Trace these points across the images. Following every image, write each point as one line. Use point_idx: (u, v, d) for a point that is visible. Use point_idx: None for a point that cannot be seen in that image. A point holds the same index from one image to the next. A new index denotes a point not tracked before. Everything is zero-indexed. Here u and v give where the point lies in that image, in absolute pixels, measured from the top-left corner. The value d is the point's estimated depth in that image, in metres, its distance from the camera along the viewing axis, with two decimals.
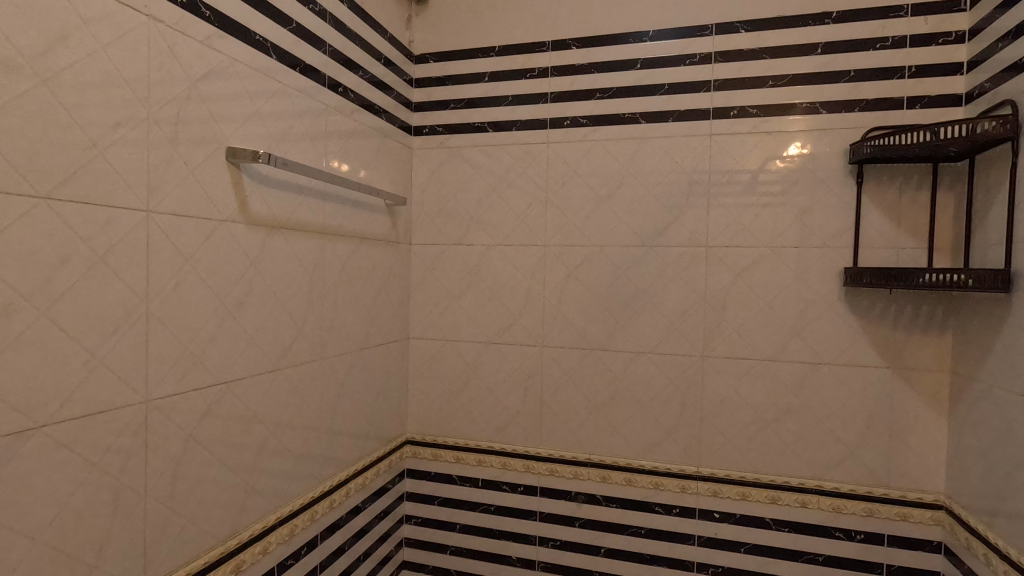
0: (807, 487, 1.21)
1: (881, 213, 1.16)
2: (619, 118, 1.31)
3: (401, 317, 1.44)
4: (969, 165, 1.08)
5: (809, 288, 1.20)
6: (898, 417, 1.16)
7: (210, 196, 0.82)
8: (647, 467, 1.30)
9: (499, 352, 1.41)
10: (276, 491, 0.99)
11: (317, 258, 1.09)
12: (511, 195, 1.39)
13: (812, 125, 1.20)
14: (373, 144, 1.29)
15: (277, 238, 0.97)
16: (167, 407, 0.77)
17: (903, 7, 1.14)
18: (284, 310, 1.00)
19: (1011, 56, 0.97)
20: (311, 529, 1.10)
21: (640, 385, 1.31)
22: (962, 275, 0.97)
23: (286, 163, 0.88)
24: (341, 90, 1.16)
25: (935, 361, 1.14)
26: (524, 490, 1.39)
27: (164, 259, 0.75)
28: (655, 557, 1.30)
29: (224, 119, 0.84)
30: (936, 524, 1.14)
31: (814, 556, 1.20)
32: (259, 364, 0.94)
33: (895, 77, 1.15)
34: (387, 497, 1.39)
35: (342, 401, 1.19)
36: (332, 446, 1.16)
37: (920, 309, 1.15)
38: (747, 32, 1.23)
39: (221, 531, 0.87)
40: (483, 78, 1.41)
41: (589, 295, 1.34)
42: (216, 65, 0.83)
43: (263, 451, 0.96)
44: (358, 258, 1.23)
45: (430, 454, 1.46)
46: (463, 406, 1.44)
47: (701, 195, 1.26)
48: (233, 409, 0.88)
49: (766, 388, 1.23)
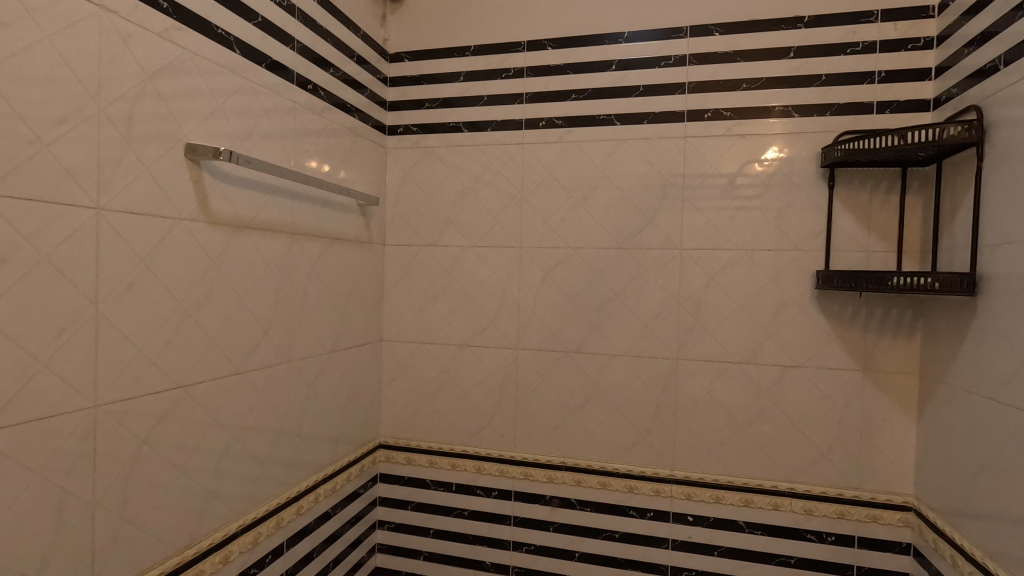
0: (780, 489, 1.21)
1: (853, 216, 1.17)
2: (595, 119, 1.31)
3: (374, 319, 1.41)
4: (937, 169, 1.10)
5: (782, 291, 1.21)
6: (869, 419, 1.17)
7: (167, 193, 0.79)
8: (621, 471, 1.29)
9: (473, 355, 1.39)
10: (239, 498, 0.96)
11: (284, 258, 1.06)
12: (486, 195, 1.38)
13: (785, 129, 1.20)
14: (345, 142, 1.27)
15: (240, 237, 0.94)
16: (119, 412, 0.74)
17: (874, 12, 1.15)
18: (249, 312, 0.97)
19: (976, 63, 0.98)
20: (277, 536, 1.07)
21: (614, 388, 1.30)
22: (929, 277, 0.98)
23: (249, 161, 0.85)
24: (311, 88, 1.13)
25: (904, 363, 1.15)
26: (498, 494, 1.37)
27: (117, 258, 0.72)
28: (629, 561, 1.29)
29: (183, 114, 0.82)
30: (905, 525, 1.15)
31: (787, 559, 1.20)
32: (220, 367, 0.91)
33: (866, 81, 1.16)
34: (359, 502, 1.36)
35: (311, 405, 1.17)
36: (300, 450, 1.13)
37: (890, 311, 1.16)
38: (721, 35, 1.23)
39: (179, 540, 0.84)
40: (458, 78, 1.40)
41: (565, 297, 1.33)
42: (174, 59, 0.80)
43: (225, 457, 0.93)
44: (328, 259, 1.21)
45: (403, 458, 1.44)
46: (437, 409, 1.42)
47: (675, 197, 1.26)
48: (191, 414, 0.85)
49: (740, 391, 1.23)
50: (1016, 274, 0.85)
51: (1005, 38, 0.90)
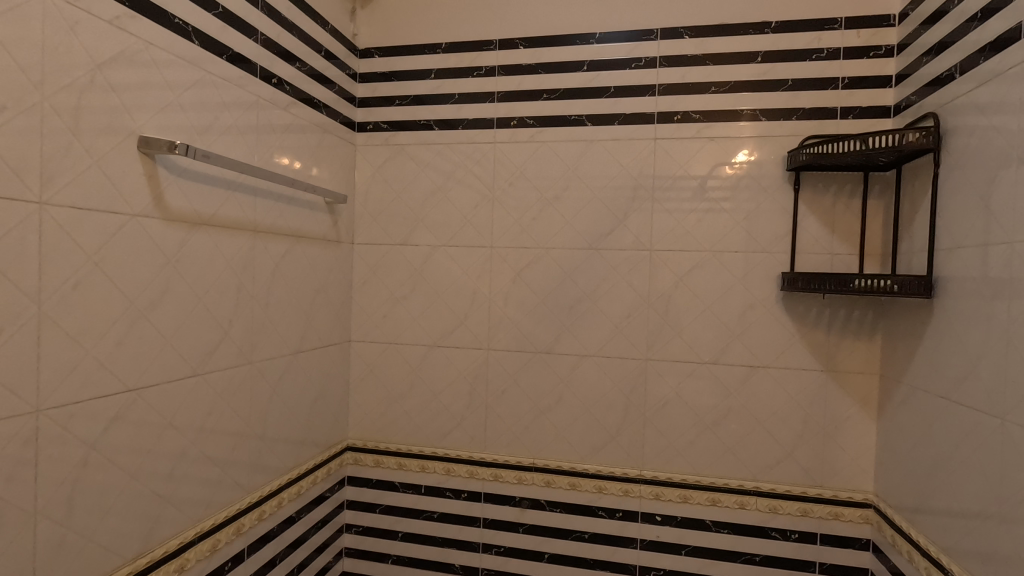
0: (745, 488, 1.22)
1: (817, 219, 1.19)
2: (566, 120, 1.30)
3: (342, 320, 1.39)
4: (897, 174, 1.12)
5: (748, 292, 1.22)
6: (831, 418, 1.19)
7: (118, 187, 0.76)
8: (590, 471, 1.29)
9: (443, 356, 1.38)
10: (196, 503, 0.93)
11: (246, 257, 1.03)
12: (457, 194, 1.37)
13: (753, 132, 1.22)
14: (312, 139, 1.24)
15: (199, 234, 0.91)
16: (63, 416, 0.70)
17: (837, 19, 1.18)
18: (208, 312, 0.94)
19: (934, 71, 1.01)
20: (238, 542, 1.04)
21: (584, 388, 1.30)
22: (889, 280, 1.00)
23: (208, 155, 0.83)
24: (276, 82, 1.10)
25: (865, 364, 1.18)
26: (468, 496, 1.36)
27: (62, 255, 0.69)
28: (598, 561, 1.29)
29: (135, 106, 0.78)
30: (865, 522, 1.18)
31: (752, 556, 1.22)
32: (175, 368, 0.88)
33: (830, 87, 1.18)
34: (325, 506, 1.34)
35: (275, 406, 1.14)
36: (263, 454, 1.10)
37: (852, 313, 1.18)
38: (691, 38, 1.24)
39: (130, 549, 0.81)
40: (428, 75, 1.38)
41: (536, 297, 1.33)
42: (126, 48, 0.77)
43: (180, 461, 0.90)
44: (293, 258, 1.18)
45: (372, 460, 1.42)
46: (406, 411, 1.40)
47: (645, 199, 1.27)
48: (144, 417, 0.82)
49: (707, 392, 1.24)
50: (971, 277, 0.87)
51: (961, 47, 0.93)
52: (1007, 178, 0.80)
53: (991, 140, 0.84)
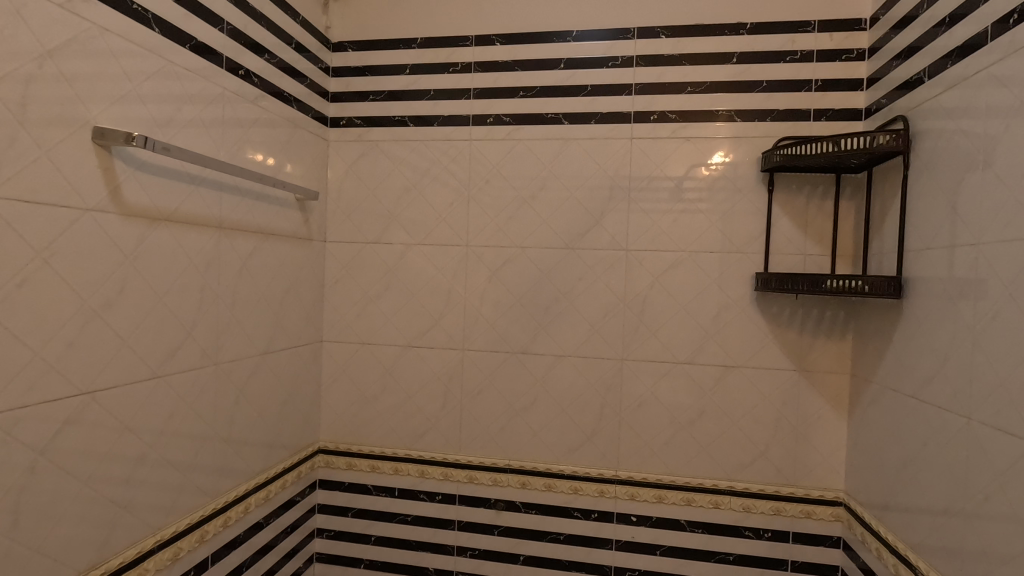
0: (720, 488, 1.23)
1: (791, 220, 1.20)
2: (543, 118, 1.29)
3: (313, 320, 1.35)
4: (868, 176, 1.14)
5: (723, 292, 1.23)
6: (804, 418, 1.20)
7: (70, 180, 0.72)
8: (566, 472, 1.28)
9: (418, 356, 1.36)
10: (156, 510, 0.90)
11: (211, 254, 0.99)
12: (433, 192, 1.35)
13: (728, 133, 1.22)
14: (282, 133, 1.21)
15: (159, 231, 0.87)
16: (10, 421, 0.66)
17: (811, 22, 1.19)
18: (169, 312, 0.91)
19: (903, 75, 1.03)
20: (201, 550, 1.00)
21: (560, 389, 1.29)
22: (860, 281, 1.00)
23: (168, 148, 0.79)
24: (243, 74, 1.06)
25: (836, 363, 1.19)
26: (442, 498, 1.34)
27: (7, 252, 0.65)
28: (573, 562, 1.28)
29: (89, 95, 0.75)
30: (836, 520, 1.19)
31: (726, 556, 1.23)
32: (133, 370, 0.84)
33: (803, 89, 1.19)
34: (295, 510, 1.30)
35: (242, 409, 1.10)
36: (228, 458, 1.07)
37: (824, 313, 1.19)
38: (668, 37, 1.24)
39: (84, 559, 0.77)
40: (403, 70, 1.36)
41: (512, 297, 1.31)
42: (78, 34, 0.73)
43: (139, 467, 0.86)
44: (261, 255, 1.14)
45: (344, 463, 1.38)
46: (380, 412, 1.38)
47: (622, 198, 1.26)
48: (99, 420, 0.79)
49: (682, 392, 1.24)
50: (938, 278, 0.89)
51: (930, 52, 0.94)
52: (974, 180, 0.81)
53: (958, 143, 0.85)
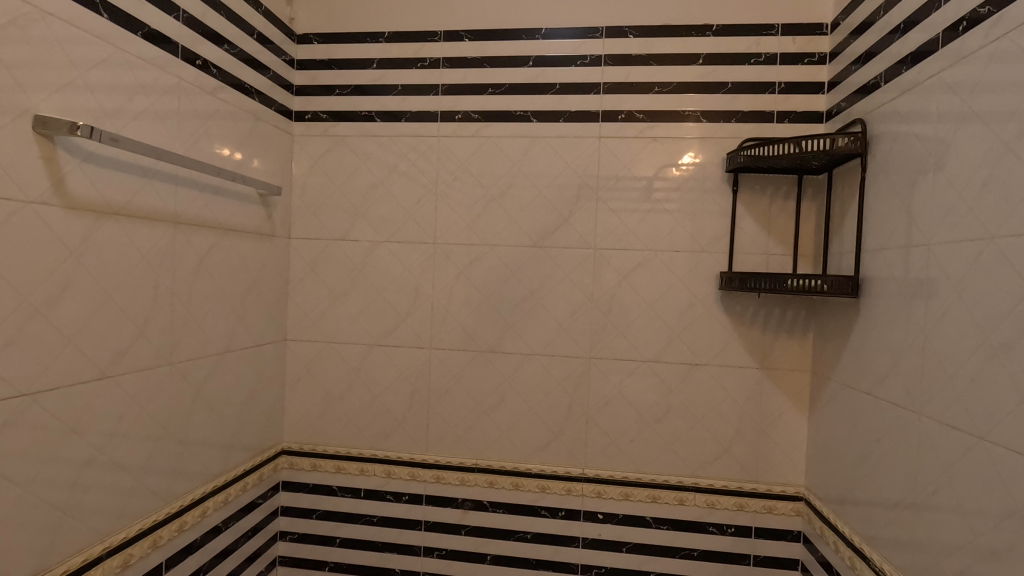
0: (685, 485, 1.24)
1: (754, 220, 1.22)
2: (511, 116, 1.28)
3: (276, 318, 1.32)
4: (828, 177, 1.16)
5: (689, 291, 1.24)
6: (766, 415, 1.23)
7: (8, 171, 0.69)
8: (533, 470, 1.28)
9: (385, 355, 1.34)
10: (104, 515, 0.86)
11: (165, 249, 0.96)
12: (399, 188, 1.33)
13: (695, 134, 1.23)
14: (243, 126, 1.17)
15: (108, 225, 0.84)
16: None
17: (775, 26, 1.21)
18: (118, 310, 0.87)
19: (861, 79, 1.05)
20: (154, 556, 0.97)
21: (528, 388, 1.29)
22: (820, 280, 1.03)
23: (116, 139, 0.76)
24: (200, 64, 1.03)
25: (798, 361, 1.22)
26: (409, 498, 1.32)
27: None
28: (540, 561, 1.28)
29: (29, 82, 0.71)
30: (797, 514, 1.22)
31: (691, 552, 1.24)
32: (79, 370, 0.81)
33: (767, 91, 1.21)
34: (257, 513, 1.27)
35: (198, 409, 1.07)
36: (184, 460, 1.03)
37: (785, 311, 1.22)
38: (636, 37, 1.24)
39: (24, 569, 0.74)
40: (370, 64, 1.33)
41: (480, 295, 1.30)
42: (18, 18, 0.69)
43: (85, 471, 0.82)
44: (220, 251, 1.11)
45: (308, 464, 1.36)
46: (345, 412, 1.35)
47: (590, 197, 1.27)
48: (42, 422, 0.75)
49: (649, 389, 1.25)
50: (893, 278, 0.91)
51: (886, 57, 0.96)
52: (926, 184, 0.83)
53: (911, 147, 0.87)
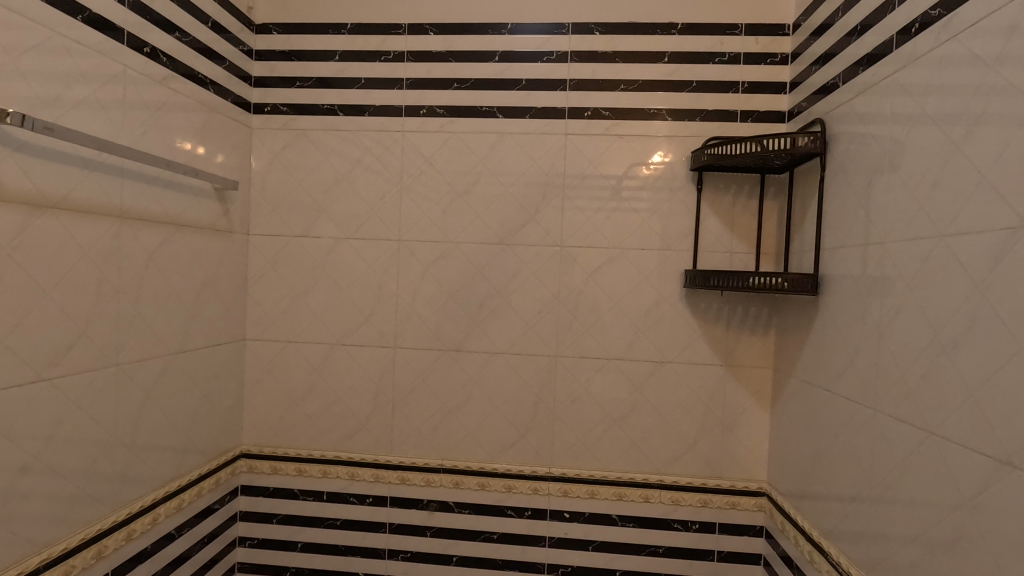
0: (650, 482, 1.24)
1: (718, 218, 1.23)
2: (477, 111, 1.27)
3: (234, 317, 1.28)
4: (789, 176, 1.18)
5: (654, 289, 1.24)
6: (729, 411, 1.24)
7: None
8: (499, 470, 1.27)
9: (348, 354, 1.31)
10: (41, 525, 0.82)
11: (110, 245, 0.92)
12: (363, 184, 1.30)
13: (660, 132, 1.23)
14: (197, 118, 1.13)
15: (44, 218, 0.79)
16: None
17: (738, 25, 1.22)
18: (56, 309, 0.82)
19: (821, 80, 1.06)
20: (98, 567, 0.92)
21: (493, 387, 1.27)
22: (781, 278, 1.04)
23: (51, 128, 0.72)
24: (148, 51, 0.98)
25: (760, 358, 1.23)
26: (373, 501, 1.30)
27: None
28: (507, 562, 1.27)
29: None
30: (759, 510, 1.23)
31: (656, 549, 1.24)
32: (12, 374, 0.76)
33: (731, 91, 1.22)
34: (214, 518, 1.23)
35: (148, 412, 1.02)
36: (132, 465, 0.99)
37: (748, 309, 1.23)
38: (602, 34, 1.24)
39: None
40: (333, 56, 1.30)
41: (445, 293, 1.28)
42: None
43: (21, 478, 0.78)
44: (171, 248, 1.07)
45: (268, 467, 1.32)
46: (307, 413, 1.32)
47: (556, 195, 1.26)
48: None
49: (615, 387, 1.25)
50: (850, 275, 0.92)
51: (844, 57, 0.98)
52: (881, 183, 0.85)
53: (867, 146, 0.89)
